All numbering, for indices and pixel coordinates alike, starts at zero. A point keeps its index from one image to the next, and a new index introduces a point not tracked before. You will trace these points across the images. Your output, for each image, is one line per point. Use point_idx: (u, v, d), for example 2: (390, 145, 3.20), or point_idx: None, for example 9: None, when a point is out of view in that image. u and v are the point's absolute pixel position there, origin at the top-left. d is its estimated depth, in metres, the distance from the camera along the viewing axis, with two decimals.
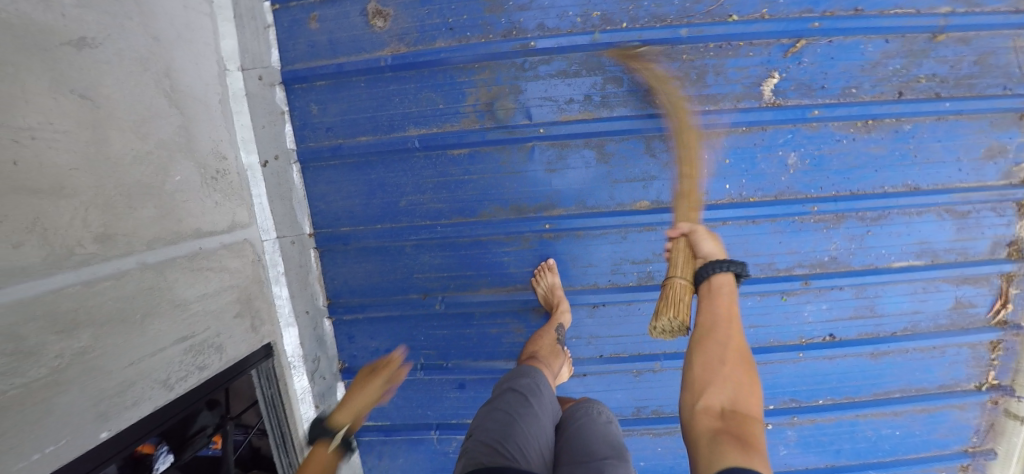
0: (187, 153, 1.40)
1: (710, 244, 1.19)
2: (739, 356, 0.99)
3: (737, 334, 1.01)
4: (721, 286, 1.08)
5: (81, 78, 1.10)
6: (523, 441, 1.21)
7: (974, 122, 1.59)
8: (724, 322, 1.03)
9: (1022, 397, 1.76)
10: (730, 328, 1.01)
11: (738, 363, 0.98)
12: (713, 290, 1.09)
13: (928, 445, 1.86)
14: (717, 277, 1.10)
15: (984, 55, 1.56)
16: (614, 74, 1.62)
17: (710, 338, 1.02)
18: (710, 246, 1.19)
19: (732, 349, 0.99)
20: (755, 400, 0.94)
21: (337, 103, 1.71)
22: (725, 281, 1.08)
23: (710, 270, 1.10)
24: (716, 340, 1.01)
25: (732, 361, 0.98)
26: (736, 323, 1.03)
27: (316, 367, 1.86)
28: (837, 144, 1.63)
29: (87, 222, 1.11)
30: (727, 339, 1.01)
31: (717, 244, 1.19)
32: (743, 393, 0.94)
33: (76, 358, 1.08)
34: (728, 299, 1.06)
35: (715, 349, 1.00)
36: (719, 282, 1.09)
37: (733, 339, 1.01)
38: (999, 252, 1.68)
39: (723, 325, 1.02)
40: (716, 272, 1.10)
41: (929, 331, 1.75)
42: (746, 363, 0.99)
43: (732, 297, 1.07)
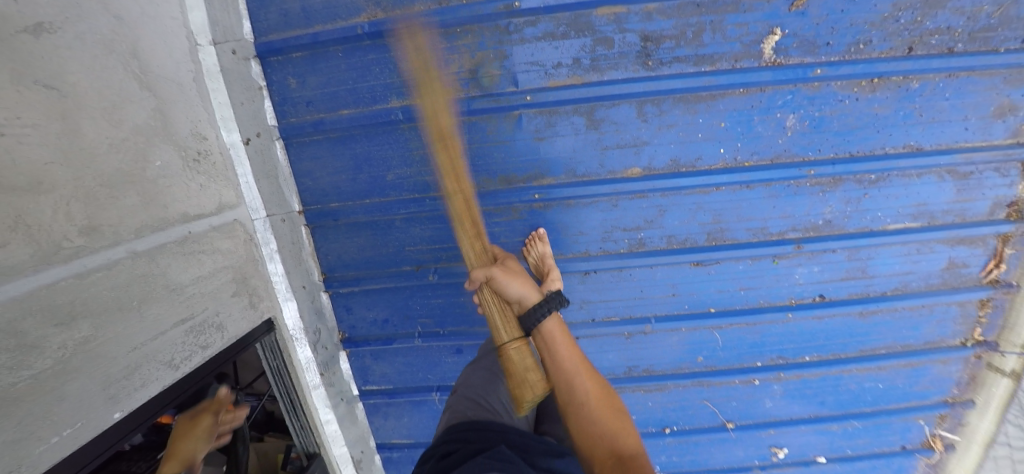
0: (165, 137, 1.37)
1: (515, 285, 1.22)
2: (601, 398, 1.05)
3: (591, 383, 1.06)
4: (553, 333, 1.12)
5: (43, 68, 1.06)
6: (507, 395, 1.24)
7: (986, 78, 1.51)
8: (577, 374, 1.06)
9: (1005, 352, 1.81)
10: (582, 379, 1.06)
11: (603, 410, 1.03)
12: (548, 342, 1.12)
13: (909, 397, 1.94)
14: (545, 325, 1.14)
15: (1005, 5, 1.45)
16: (604, 35, 1.52)
17: (576, 403, 1.04)
18: (517, 287, 1.21)
19: (594, 398, 1.04)
20: (633, 434, 1.00)
21: (315, 75, 1.65)
22: (554, 326, 1.14)
23: (538, 321, 1.14)
24: (580, 396, 1.05)
25: (599, 409, 1.03)
26: (586, 370, 1.08)
27: (318, 338, 1.91)
28: (839, 105, 1.56)
29: (71, 215, 1.12)
30: (585, 392, 1.05)
31: (524, 285, 1.22)
32: (623, 436, 0.98)
33: (78, 347, 1.12)
34: (566, 345, 1.11)
35: (585, 410, 1.03)
36: (547, 332, 1.13)
37: (590, 388, 1.05)
38: (999, 213, 1.66)
39: (576, 378, 1.06)
40: (544, 319, 1.14)
41: (919, 291, 1.77)
42: (612, 403, 1.05)
43: (572, 346, 1.11)
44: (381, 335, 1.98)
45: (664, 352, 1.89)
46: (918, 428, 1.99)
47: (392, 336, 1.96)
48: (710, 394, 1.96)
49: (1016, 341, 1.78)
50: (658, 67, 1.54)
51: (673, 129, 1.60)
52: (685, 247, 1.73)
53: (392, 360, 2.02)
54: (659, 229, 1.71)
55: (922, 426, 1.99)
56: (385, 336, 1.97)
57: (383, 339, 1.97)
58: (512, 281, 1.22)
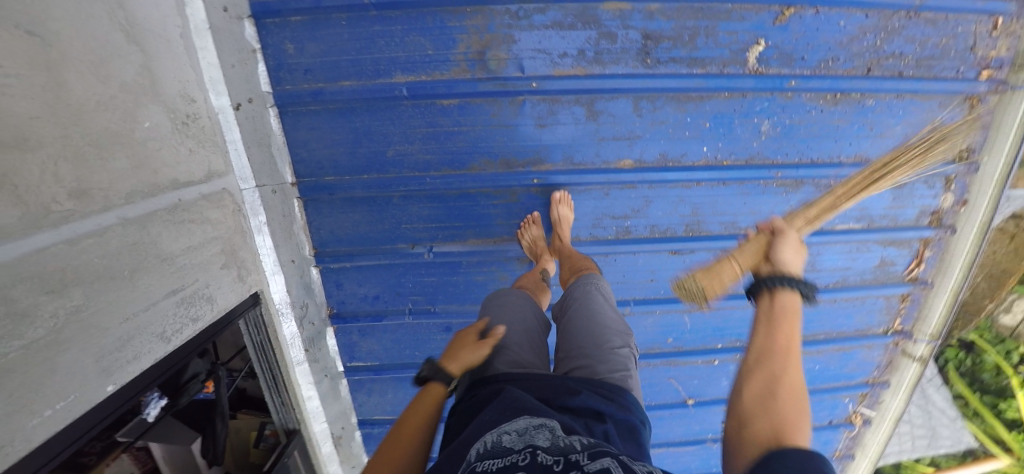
0: (154, 96, 1.29)
1: (789, 254, 1.25)
2: (795, 385, 0.92)
3: (793, 369, 0.94)
4: (781, 307, 1.06)
5: (25, 11, 0.95)
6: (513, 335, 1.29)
7: (925, 102, 1.75)
8: (782, 352, 0.97)
9: (917, 339, 2.13)
10: (784, 360, 0.95)
11: (790, 392, 0.90)
12: (774, 315, 1.04)
13: (838, 377, 2.27)
14: (786, 298, 1.07)
15: (947, 37, 1.68)
16: (609, 29, 1.58)
17: (762, 368, 0.96)
18: (787, 254, 1.25)
19: (790, 379, 0.92)
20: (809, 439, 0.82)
21: (316, 42, 1.59)
22: (791, 303, 1.06)
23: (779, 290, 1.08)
24: (769, 371, 0.95)
25: (789, 391, 0.90)
26: (795, 358, 0.96)
27: (304, 313, 1.90)
28: (806, 115, 1.73)
29: (59, 176, 1.04)
30: (780, 369, 0.94)
31: (797, 256, 1.25)
32: (791, 423, 0.84)
33: (70, 317, 1.06)
34: (790, 329, 1.01)
35: (765, 379, 0.93)
36: (783, 306, 1.06)
37: (789, 377, 0.93)
38: (924, 219, 1.94)
39: (778, 358, 0.96)
40: (780, 290, 1.09)
41: (856, 284, 2.04)
42: (801, 396, 0.90)
43: (793, 329, 1.01)
44: (370, 311, 1.99)
45: (638, 332, 2.06)
46: (844, 405, 2.35)
47: (382, 313, 1.98)
48: (676, 373, 2.17)
49: (926, 330, 2.10)
50: (655, 65, 1.63)
51: (664, 126, 1.70)
52: (666, 236, 1.87)
53: (381, 337, 2.04)
54: (644, 219, 1.83)
55: (847, 404, 2.35)
56: (374, 313, 1.98)
57: (373, 316, 1.98)
58: (789, 248, 1.25)
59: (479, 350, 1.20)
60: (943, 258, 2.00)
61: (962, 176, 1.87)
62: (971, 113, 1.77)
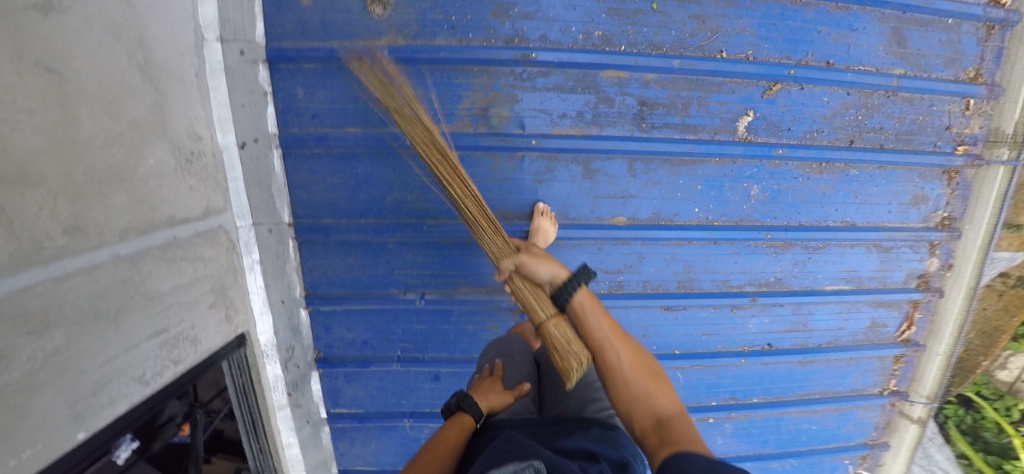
0: (162, 134, 1.30)
1: (542, 266, 1.17)
2: (640, 358, 1.05)
3: (625, 348, 1.05)
4: (581, 310, 1.07)
5: (46, 49, 0.98)
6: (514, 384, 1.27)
7: (906, 172, 1.84)
8: (608, 341, 1.05)
9: (914, 401, 2.11)
10: (615, 347, 1.04)
11: (639, 375, 1.02)
12: (582, 316, 1.07)
13: (836, 438, 2.19)
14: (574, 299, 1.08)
15: (923, 115, 1.79)
16: (607, 94, 1.66)
17: (609, 370, 1.03)
18: (545, 267, 1.17)
19: (633, 361, 1.03)
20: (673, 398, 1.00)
21: (326, 89, 1.65)
22: (583, 299, 1.08)
23: (566, 295, 1.08)
24: (614, 367, 1.03)
25: (640, 376, 1.02)
26: (621, 338, 1.06)
27: (289, 356, 1.85)
28: (794, 181, 1.80)
29: (56, 212, 1.02)
30: (618, 357, 1.03)
31: (550, 261, 1.17)
32: (655, 390, 1.00)
33: (47, 359, 1.02)
34: (604, 320, 1.06)
35: (618, 375, 1.02)
36: (579, 307, 1.07)
37: (625, 353, 1.04)
38: (911, 282, 1.98)
39: (611, 350, 1.04)
40: (569, 296, 1.08)
41: (850, 344, 2.03)
42: (646, 367, 1.03)
43: (606, 317, 1.07)
44: (357, 357, 1.93)
45: None
46: (843, 467, 2.26)
47: (370, 359, 1.93)
48: None
49: (921, 391, 2.09)
50: (650, 129, 1.70)
51: (658, 187, 1.75)
52: (658, 291, 1.87)
53: (366, 383, 1.97)
54: (637, 274, 1.84)
55: (846, 465, 2.26)
56: (362, 358, 1.93)
57: (360, 361, 1.92)
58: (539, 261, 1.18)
59: (507, 397, 1.18)
60: (933, 322, 2.03)
61: (946, 241, 1.93)
62: (950, 185, 1.87)
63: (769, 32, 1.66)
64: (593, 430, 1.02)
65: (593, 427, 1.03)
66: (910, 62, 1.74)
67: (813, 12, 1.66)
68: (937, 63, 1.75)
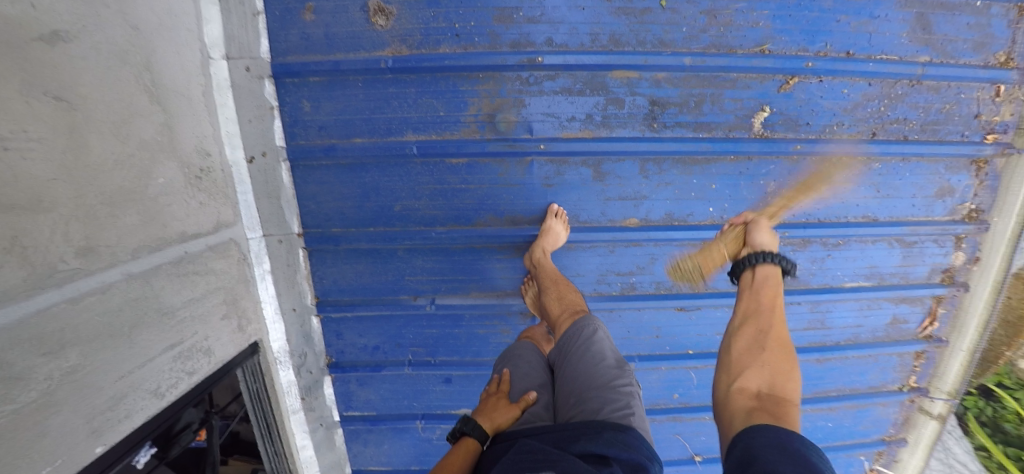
0: (171, 153, 1.31)
1: (764, 235, 1.45)
2: (779, 351, 1.10)
3: (777, 321, 1.16)
4: (760, 280, 1.28)
5: (54, 78, 0.98)
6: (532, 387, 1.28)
7: (932, 164, 1.76)
8: (764, 309, 1.20)
9: (933, 397, 2.04)
10: (770, 315, 1.17)
11: (778, 356, 1.09)
12: (757, 283, 1.28)
13: (853, 434, 2.15)
14: (764, 268, 1.29)
15: (950, 103, 1.71)
16: (617, 95, 1.61)
17: (752, 324, 1.17)
18: (763, 236, 1.45)
19: (774, 333, 1.14)
20: (796, 393, 1.02)
21: (331, 102, 1.64)
22: (770, 271, 1.28)
23: (757, 262, 1.31)
24: (759, 325, 1.16)
25: (773, 353, 1.10)
26: (777, 313, 1.19)
27: (303, 363, 1.86)
28: (813, 177, 1.73)
29: (69, 235, 1.03)
30: (768, 324, 1.16)
31: (769, 236, 1.46)
32: (784, 377, 1.04)
33: (65, 378, 1.04)
34: (772, 291, 1.24)
35: (755, 334, 1.15)
36: (764, 274, 1.28)
37: (775, 327, 1.15)
38: (935, 277, 1.90)
39: (764, 312, 1.20)
40: (759, 265, 1.30)
41: (868, 341, 1.98)
42: (785, 352, 1.10)
43: (776, 290, 1.25)
44: (370, 362, 1.95)
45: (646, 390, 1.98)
46: (859, 462, 2.22)
47: (381, 363, 1.94)
48: (682, 429, 2.06)
49: (943, 387, 2.02)
50: (662, 129, 1.65)
51: (671, 187, 1.70)
52: (671, 293, 1.83)
53: (378, 386, 1.99)
54: (650, 276, 1.81)
55: (862, 461, 2.22)
56: (374, 363, 1.94)
57: (371, 366, 1.93)
58: (764, 230, 1.47)
59: (513, 410, 1.16)
60: (958, 316, 1.95)
61: (972, 234, 1.85)
62: (978, 175, 1.78)
63: (786, 24, 1.59)
64: (604, 434, 0.97)
65: (605, 430, 0.98)
66: (936, 47, 1.65)
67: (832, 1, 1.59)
68: (965, 48, 1.66)
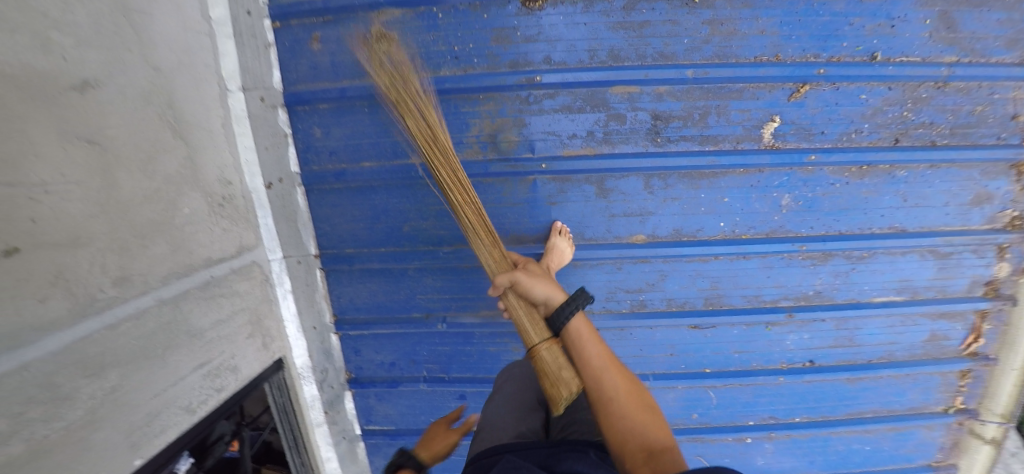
0: (194, 185, 1.41)
1: (540, 286, 1.21)
2: (639, 401, 0.97)
3: (619, 375, 1.01)
4: (578, 334, 1.08)
5: (87, 124, 1.09)
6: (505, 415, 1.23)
7: (964, 170, 1.65)
8: (604, 369, 1.02)
9: (986, 420, 1.89)
10: (612, 375, 1.00)
11: (637, 408, 0.96)
12: (576, 341, 1.08)
13: (894, 458, 2.02)
14: (572, 326, 1.10)
15: (983, 105, 1.60)
16: (618, 111, 1.61)
17: (601, 396, 0.99)
18: (541, 287, 1.21)
19: (624, 393, 0.98)
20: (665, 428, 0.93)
21: (341, 127, 1.73)
22: (581, 325, 1.10)
23: (562, 322, 1.11)
24: (606, 394, 0.98)
25: (633, 417, 0.94)
26: (613, 367, 1.02)
27: (325, 377, 1.95)
28: (830, 188, 1.66)
29: (105, 267, 1.14)
30: (616, 386, 0.99)
31: (547, 285, 1.22)
32: (651, 428, 0.92)
33: (106, 397, 1.14)
34: (597, 346, 1.06)
35: (614, 402, 0.97)
36: (575, 330, 1.09)
37: (620, 384, 0.99)
38: (976, 290, 1.78)
39: (604, 374, 1.01)
40: (570, 318, 1.11)
41: (905, 360, 1.86)
42: (642, 402, 0.97)
43: (597, 343, 1.07)
44: (387, 377, 2.02)
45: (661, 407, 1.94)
46: None
47: (397, 379, 2.01)
48: (703, 450, 1.99)
49: (995, 410, 1.87)
50: (666, 144, 1.63)
51: (678, 202, 1.68)
52: (684, 310, 1.79)
53: (396, 401, 2.05)
54: (660, 292, 1.78)
55: None
56: (390, 378, 2.01)
57: (388, 382, 2.01)
58: (535, 281, 1.23)
59: (450, 436, 1.37)
60: (1006, 333, 1.81)
61: (1016, 243, 1.71)
62: (1019, 180, 1.66)
63: (794, 30, 1.54)
64: (592, 454, 0.94)
65: (592, 451, 0.95)
66: (963, 47, 1.55)
67: (844, 4, 1.52)
68: (996, 46, 1.56)
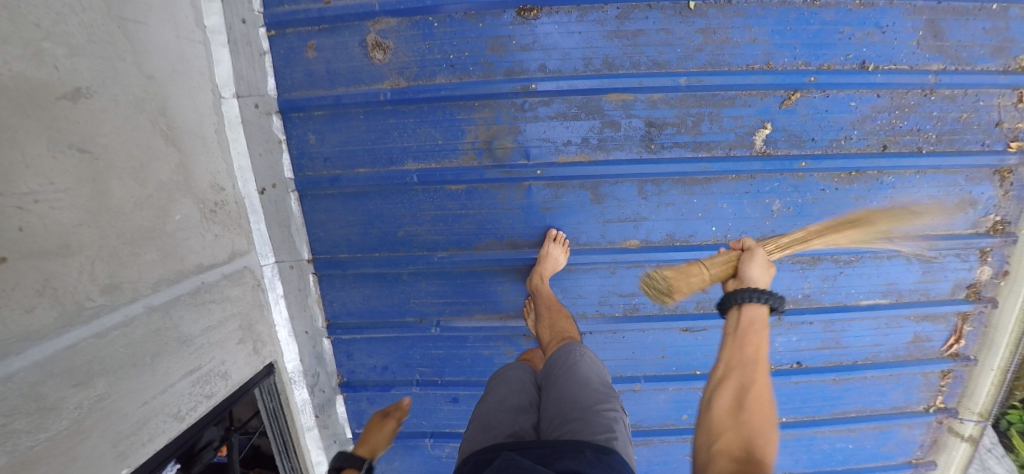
0: (186, 191, 1.39)
1: (755, 268, 1.18)
2: (765, 411, 0.94)
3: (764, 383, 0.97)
4: (747, 319, 1.06)
5: (78, 132, 1.08)
6: (492, 415, 1.19)
7: (950, 176, 1.68)
8: (750, 363, 1.00)
9: (964, 419, 1.93)
10: (756, 371, 0.98)
11: (759, 418, 0.92)
12: (740, 326, 1.06)
13: (876, 457, 2.05)
14: (748, 312, 1.07)
15: (968, 112, 1.63)
16: (612, 118, 1.62)
17: (732, 377, 0.99)
18: (756, 270, 1.17)
19: (756, 395, 0.95)
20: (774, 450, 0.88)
21: (335, 134, 1.72)
22: (758, 316, 1.06)
23: (738, 304, 1.09)
24: (741, 380, 0.98)
25: (752, 415, 0.92)
26: (763, 366, 0.99)
27: (316, 382, 1.93)
28: (820, 193, 1.69)
29: (95, 275, 1.13)
30: (753, 384, 0.97)
31: (765, 272, 1.17)
32: (763, 432, 0.90)
33: (93, 406, 1.13)
34: (757, 337, 1.03)
35: (739, 394, 0.96)
36: (749, 318, 1.06)
37: (761, 388, 0.96)
38: (959, 293, 1.81)
39: (747, 367, 0.99)
40: (748, 302, 1.08)
41: (888, 361, 1.89)
42: (768, 416, 0.93)
43: (762, 341, 1.03)
44: (379, 381, 2.01)
45: (652, 409, 1.95)
46: None
47: (390, 383, 2.00)
48: None
49: (973, 409, 1.90)
50: (660, 150, 1.64)
51: (671, 207, 1.69)
52: (676, 314, 1.81)
53: (389, 405, 2.04)
54: None
55: None
56: (384, 382, 2.01)
57: (381, 385, 2.00)
58: (757, 261, 1.19)
59: (387, 424, 1.75)
60: (986, 335, 1.84)
61: (998, 247, 1.74)
62: (1002, 186, 1.69)
63: (786, 39, 1.56)
64: (586, 453, 0.98)
65: (586, 450, 0.99)
66: (950, 55, 1.58)
67: (833, 12, 1.55)
68: (981, 54, 1.58)
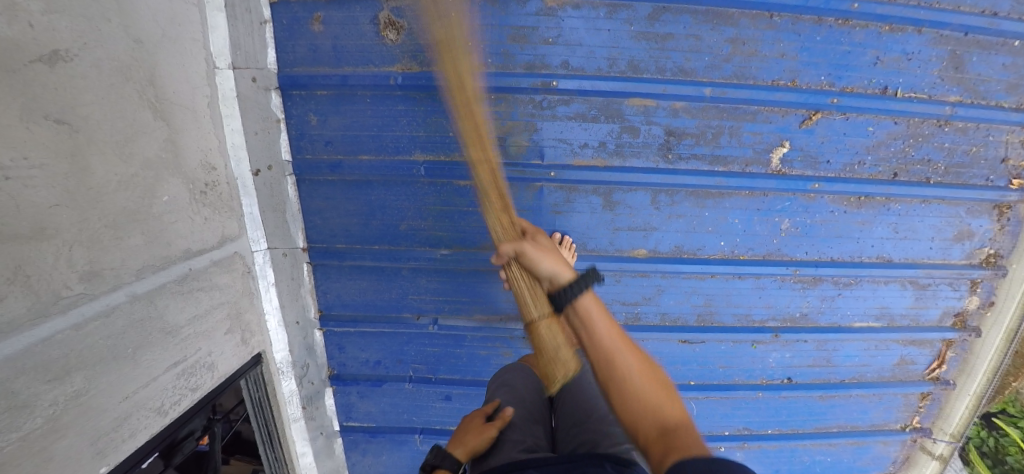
0: (175, 170, 1.27)
1: (546, 263, 1.00)
2: (648, 373, 0.80)
3: (631, 352, 0.81)
4: (585, 313, 0.85)
5: (55, 100, 0.95)
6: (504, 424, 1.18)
7: (952, 207, 1.70)
8: (614, 348, 0.81)
9: (937, 439, 2.01)
10: (620, 353, 0.80)
11: (649, 385, 0.78)
12: (585, 317, 0.85)
13: (852, 469, 2.13)
14: (580, 304, 0.86)
15: (977, 146, 1.64)
16: (632, 123, 1.57)
17: (608, 381, 0.80)
18: (547, 263, 1.00)
19: (632, 374, 0.79)
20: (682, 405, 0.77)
21: (339, 117, 1.61)
22: (588, 304, 0.86)
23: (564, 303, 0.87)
24: (614, 377, 0.79)
25: (636, 388, 0.78)
26: (623, 345, 0.82)
27: (304, 373, 1.87)
28: (829, 215, 1.69)
29: (72, 261, 1.00)
30: (622, 365, 0.80)
31: (552, 259, 1.00)
32: (658, 398, 0.77)
33: (69, 403, 1.01)
34: (607, 320, 0.85)
35: (621, 384, 0.79)
36: (586, 312, 0.85)
37: (629, 359, 0.80)
38: (946, 320, 1.87)
39: (613, 356, 0.81)
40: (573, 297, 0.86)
41: (874, 380, 1.95)
42: (655, 376, 0.80)
43: (610, 320, 0.85)
44: (371, 375, 1.96)
45: None
46: None
47: (382, 377, 1.95)
48: None
49: (946, 430, 1.99)
50: (677, 160, 1.61)
51: (682, 219, 1.67)
52: (677, 325, 1.81)
53: (379, 399, 2.00)
54: (655, 307, 1.79)
55: None
56: (376, 376, 1.95)
57: (373, 380, 1.94)
58: (539, 255, 1.02)
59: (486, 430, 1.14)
60: (966, 361, 1.92)
61: (988, 279, 1.80)
62: (999, 220, 1.73)
63: (813, 57, 1.53)
64: (607, 466, 0.89)
65: (607, 463, 0.90)
66: (968, 88, 1.58)
67: (862, 34, 1.52)
68: (997, 89, 1.59)
